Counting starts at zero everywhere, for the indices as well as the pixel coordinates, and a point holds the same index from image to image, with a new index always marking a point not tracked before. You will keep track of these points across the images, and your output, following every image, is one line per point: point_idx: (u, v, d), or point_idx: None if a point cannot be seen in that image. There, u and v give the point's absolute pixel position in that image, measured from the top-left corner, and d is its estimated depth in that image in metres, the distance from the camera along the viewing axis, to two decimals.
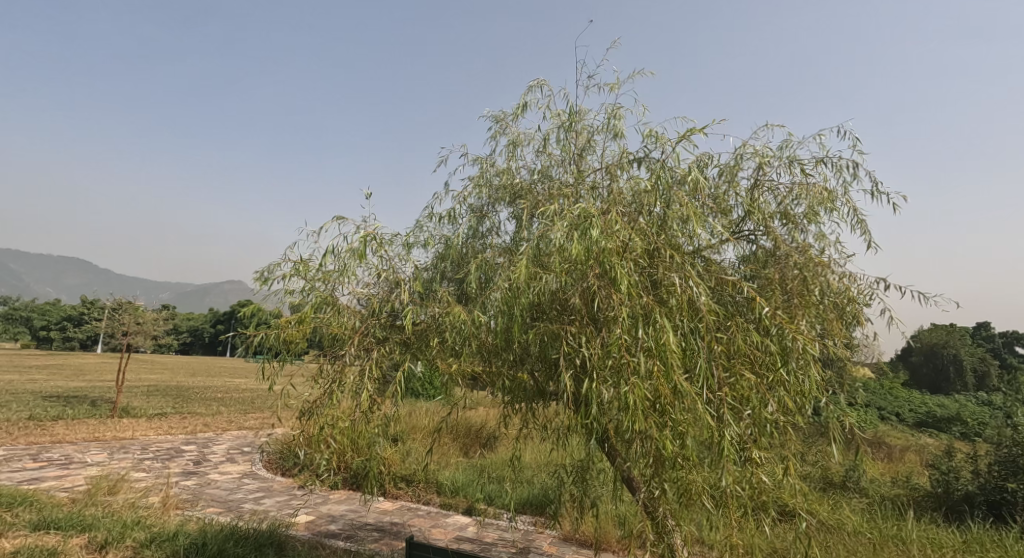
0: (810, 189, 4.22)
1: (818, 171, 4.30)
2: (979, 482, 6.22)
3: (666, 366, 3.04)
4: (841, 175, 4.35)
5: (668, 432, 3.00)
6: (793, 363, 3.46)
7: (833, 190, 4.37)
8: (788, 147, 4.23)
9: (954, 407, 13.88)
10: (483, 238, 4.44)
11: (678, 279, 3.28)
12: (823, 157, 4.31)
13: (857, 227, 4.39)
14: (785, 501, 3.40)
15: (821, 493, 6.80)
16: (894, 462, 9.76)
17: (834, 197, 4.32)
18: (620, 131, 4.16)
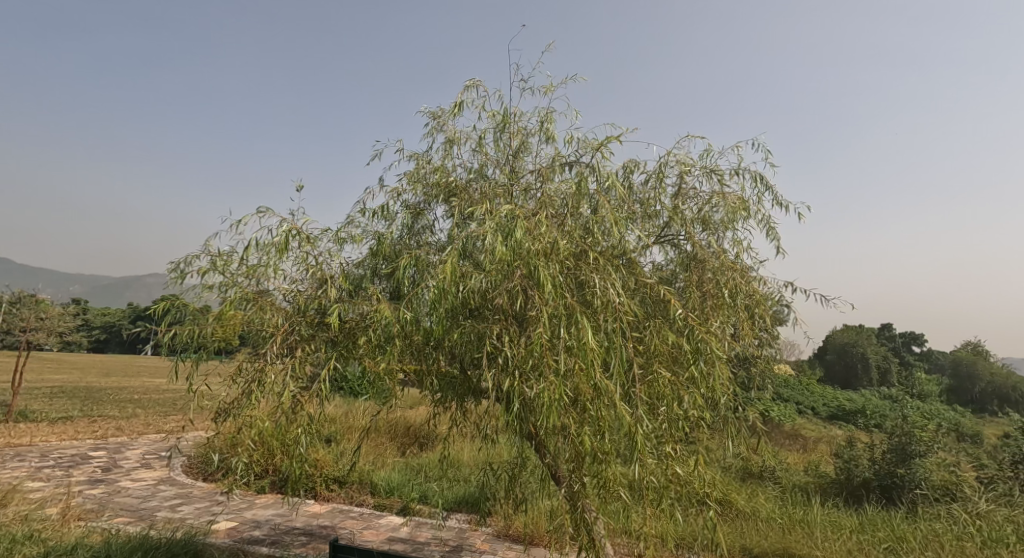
0: (727, 198, 4.42)
1: (735, 181, 4.50)
2: (874, 469, 6.83)
3: (586, 364, 3.13)
4: (754, 186, 4.62)
5: (586, 428, 3.11)
6: (705, 363, 3.56)
7: (748, 200, 4.61)
8: (708, 158, 4.44)
9: (855, 402, 15.12)
10: (419, 235, 4.26)
11: (599, 280, 3.39)
12: (740, 169, 4.56)
13: (767, 235, 4.66)
14: (703, 493, 3.55)
15: (740, 482, 7.20)
16: (807, 451, 10.52)
17: (749, 207, 4.56)
18: (551, 135, 4.24)
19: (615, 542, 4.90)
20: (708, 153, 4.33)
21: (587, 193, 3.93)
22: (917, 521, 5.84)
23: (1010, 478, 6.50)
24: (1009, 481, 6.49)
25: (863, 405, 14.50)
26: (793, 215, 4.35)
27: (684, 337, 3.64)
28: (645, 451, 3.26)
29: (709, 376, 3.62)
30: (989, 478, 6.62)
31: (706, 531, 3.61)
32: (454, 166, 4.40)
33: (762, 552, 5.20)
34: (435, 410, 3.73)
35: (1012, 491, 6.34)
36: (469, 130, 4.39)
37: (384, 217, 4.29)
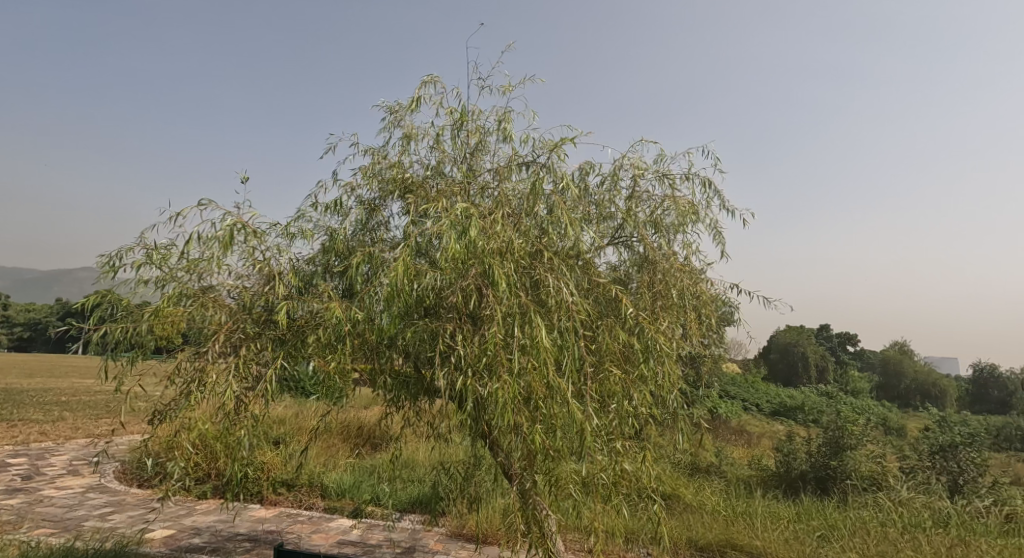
0: (678, 202, 4.49)
1: (686, 186, 4.58)
2: (810, 461, 7.07)
3: (540, 363, 3.12)
4: (704, 191, 4.71)
5: (539, 426, 3.09)
6: (655, 361, 3.60)
7: (699, 205, 4.70)
8: (661, 162, 4.50)
9: (796, 398, 15.70)
10: (374, 232, 4.15)
11: (553, 279, 3.38)
12: (692, 173, 4.64)
13: (716, 239, 4.77)
14: (652, 488, 3.59)
15: (688, 477, 7.34)
16: (751, 446, 10.84)
17: (699, 211, 4.65)
18: (509, 134, 4.21)
19: (564, 537, 4.91)
20: (661, 157, 4.39)
21: (543, 193, 3.92)
22: (848, 510, 6.09)
23: (928, 468, 6.99)
24: (928, 470, 6.98)
25: (804, 401, 15.07)
26: (740, 220, 4.45)
27: (635, 336, 3.69)
28: (595, 448, 3.30)
29: (659, 375, 3.66)
30: (910, 468, 7.09)
31: (652, 524, 3.66)
32: (410, 163, 4.31)
33: (708, 543, 5.24)
34: (388, 410, 3.65)
35: (930, 479, 6.85)
36: (426, 126, 4.31)
37: (337, 213, 4.17)
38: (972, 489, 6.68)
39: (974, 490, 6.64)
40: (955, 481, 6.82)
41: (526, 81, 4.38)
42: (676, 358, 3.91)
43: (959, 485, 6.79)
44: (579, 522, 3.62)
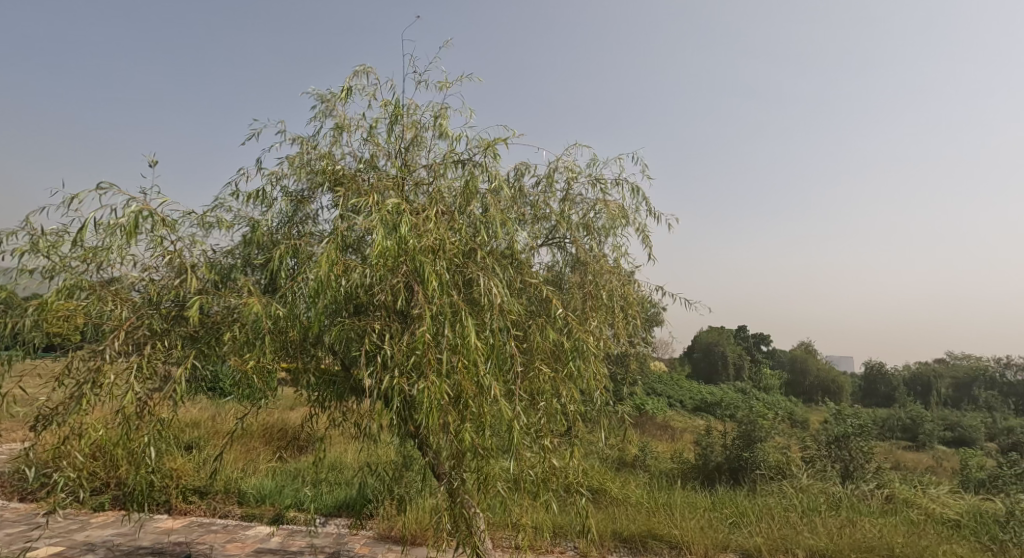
0: (609, 205, 4.53)
1: (617, 191, 4.63)
2: (725, 453, 7.40)
3: (470, 362, 3.04)
4: (633, 197, 4.78)
5: (468, 425, 3.02)
6: (583, 361, 3.61)
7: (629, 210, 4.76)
8: (594, 166, 4.52)
9: (716, 395, 16.40)
10: (301, 225, 3.93)
11: (484, 278, 3.31)
12: (623, 179, 4.69)
13: (643, 243, 4.85)
14: (577, 482, 3.62)
15: (615, 471, 7.46)
16: (675, 440, 11.19)
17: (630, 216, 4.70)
18: (446, 131, 4.10)
19: (490, 534, 4.86)
20: (594, 162, 4.40)
21: (479, 190, 3.83)
22: (758, 498, 6.37)
23: (824, 456, 7.59)
24: (824, 458, 7.56)
25: (723, 398, 15.76)
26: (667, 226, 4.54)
27: (565, 336, 3.69)
28: (521, 446, 3.31)
29: (585, 375, 3.68)
30: (809, 457, 7.64)
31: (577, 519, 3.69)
32: (342, 154, 4.11)
33: (631, 535, 5.30)
34: (311, 411, 3.48)
35: (826, 467, 7.41)
36: (359, 117, 4.13)
37: (260, 203, 3.91)
38: (862, 473, 7.30)
39: (861, 476, 7.23)
40: (846, 468, 7.43)
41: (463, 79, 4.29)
42: (602, 360, 3.94)
43: (851, 471, 7.39)
44: (505, 519, 3.59)
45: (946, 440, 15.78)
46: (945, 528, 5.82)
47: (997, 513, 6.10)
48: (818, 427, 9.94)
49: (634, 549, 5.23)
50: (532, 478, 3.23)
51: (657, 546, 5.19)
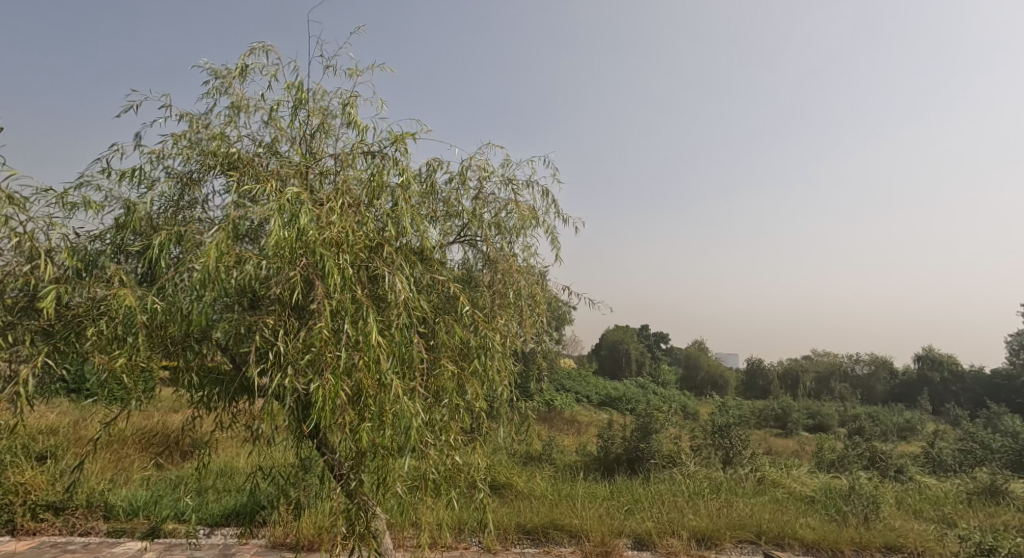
0: (521, 207, 4.49)
1: (528, 192, 4.61)
2: (624, 444, 7.64)
3: (371, 360, 2.89)
4: (543, 199, 4.78)
5: (367, 424, 2.87)
6: (488, 358, 3.56)
7: (540, 213, 4.76)
8: (507, 167, 4.47)
9: (617, 390, 17.03)
10: (187, 210, 3.57)
11: (391, 273, 3.15)
12: (535, 181, 4.67)
13: (552, 244, 4.87)
14: (476, 477, 3.58)
15: (521, 466, 7.47)
16: (579, 434, 11.46)
17: (540, 218, 4.70)
18: (356, 122, 3.87)
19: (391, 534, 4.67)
20: (507, 162, 4.34)
21: (390, 183, 3.65)
22: (651, 485, 6.61)
23: (709, 445, 8.03)
24: (710, 447, 8.04)
25: (624, 393, 16.40)
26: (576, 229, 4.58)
27: (473, 333, 3.61)
28: (423, 443, 3.19)
29: (489, 373, 3.62)
30: (697, 446, 8.09)
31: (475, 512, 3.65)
32: (239, 136, 3.74)
33: (534, 526, 5.28)
34: (195, 413, 3.16)
35: (711, 454, 7.89)
36: (259, 98, 3.78)
37: (139, 183, 3.52)
38: (741, 459, 7.83)
39: (740, 461, 7.76)
40: (728, 454, 7.92)
41: (375, 67, 4.08)
42: (507, 358, 3.91)
43: (730, 457, 7.90)
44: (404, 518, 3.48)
45: (809, 428, 17.32)
46: (802, 503, 6.33)
47: (841, 487, 6.76)
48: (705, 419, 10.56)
49: (536, 541, 5.22)
50: (432, 475, 3.14)
51: (559, 536, 5.22)
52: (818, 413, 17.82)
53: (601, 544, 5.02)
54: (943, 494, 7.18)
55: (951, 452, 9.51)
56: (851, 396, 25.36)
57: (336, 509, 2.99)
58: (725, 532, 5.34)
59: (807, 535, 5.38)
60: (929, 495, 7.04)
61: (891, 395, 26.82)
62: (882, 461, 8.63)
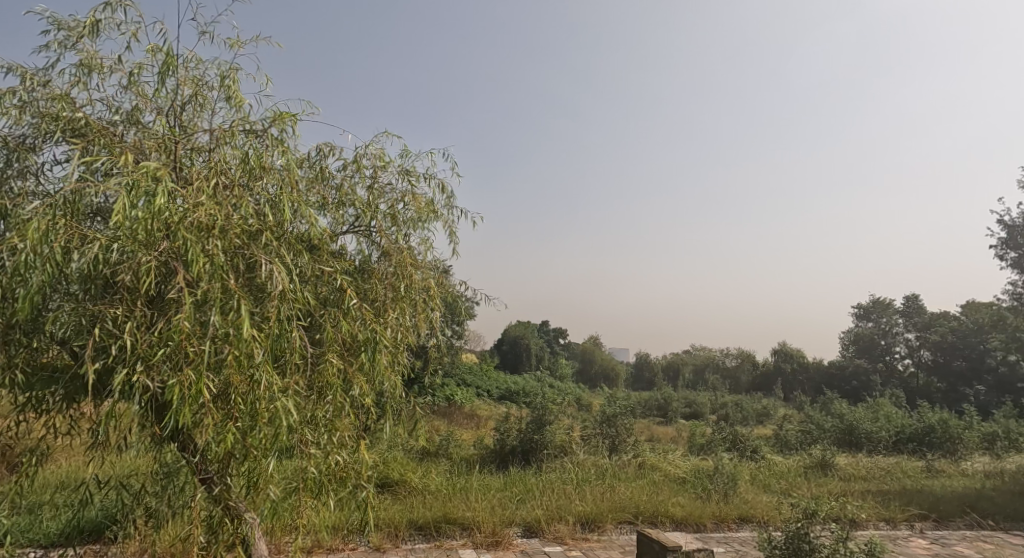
0: (418, 199, 4.26)
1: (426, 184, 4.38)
2: (519, 436, 7.65)
3: (243, 354, 2.58)
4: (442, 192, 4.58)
5: (236, 424, 2.57)
6: (376, 352, 3.34)
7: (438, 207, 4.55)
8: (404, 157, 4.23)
9: (514, 383, 17.26)
10: (15, 180, 3.02)
11: (269, 262, 2.82)
12: (433, 173, 4.46)
13: (450, 239, 4.70)
14: (360, 475, 3.32)
15: (416, 461, 7.26)
16: (477, 427, 11.45)
17: (438, 212, 4.49)
18: (237, 98, 3.01)
19: (267, 540, 4.30)
20: (402, 151, 4.11)
21: (273, 164, 3.25)
22: (543, 474, 6.67)
23: (597, 434, 8.32)
24: (599, 436, 8.29)
25: (521, 387, 16.68)
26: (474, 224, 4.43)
27: (362, 326, 3.36)
28: (303, 441, 2.94)
29: (376, 368, 3.39)
30: (587, 436, 8.30)
31: (352, 512, 3.43)
32: (88, 100, 3.17)
33: (426, 522, 5.08)
34: (22, 418, 2.69)
35: (599, 443, 8.14)
36: (114, 57, 3.11)
37: None
38: (625, 446, 8.14)
39: (625, 448, 8.07)
40: (614, 442, 8.21)
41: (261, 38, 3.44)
42: (397, 352, 3.71)
43: (617, 445, 8.19)
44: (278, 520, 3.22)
45: (686, 415, 18.43)
46: (674, 484, 6.64)
47: (708, 467, 7.19)
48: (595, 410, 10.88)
49: (428, 536, 5.01)
50: (312, 475, 2.89)
51: (450, 530, 5.06)
52: (693, 402, 18.99)
53: (491, 535, 4.97)
54: (786, 468, 7.89)
55: (795, 433, 10.48)
56: (722, 385, 27.46)
57: (196, 517, 2.67)
58: (607, 515, 5.49)
59: (677, 512, 5.64)
60: (776, 470, 7.71)
61: (753, 383, 28.81)
62: (742, 443, 9.36)
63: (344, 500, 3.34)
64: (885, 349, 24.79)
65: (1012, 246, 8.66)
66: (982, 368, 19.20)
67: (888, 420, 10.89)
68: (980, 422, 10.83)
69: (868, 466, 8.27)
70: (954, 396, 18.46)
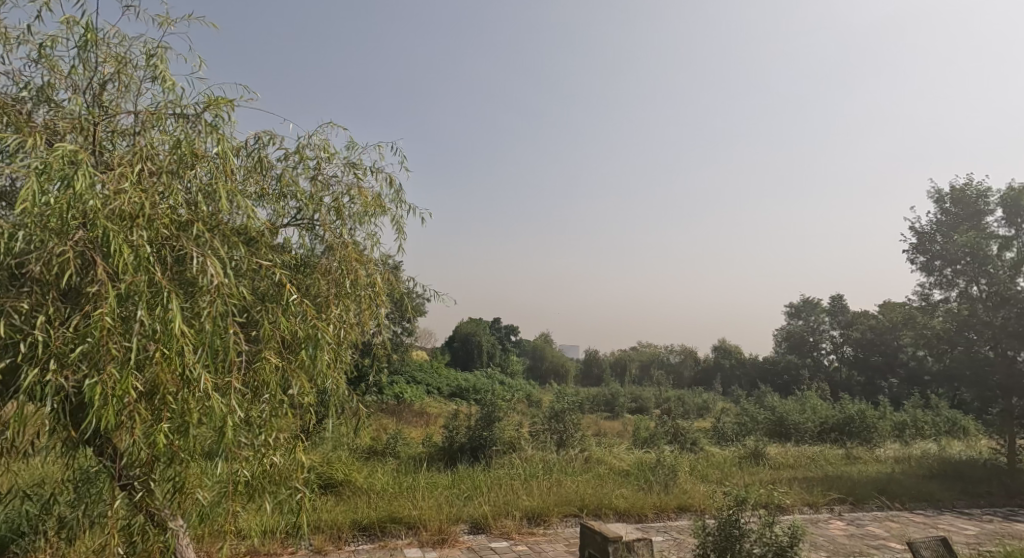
0: (365, 192, 4.14)
1: (373, 178, 4.27)
2: (468, 433, 7.60)
3: (172, 352, 2.43)
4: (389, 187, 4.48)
5: (164, 425, 2.43)
6: (314, 349, 3.22)
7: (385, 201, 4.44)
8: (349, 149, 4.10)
9: (465, 380, 17.18)
10: None
11: (201, 255, 2.66)
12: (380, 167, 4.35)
13: (397, 235, 4.60)
14: (296, 477, 3.19)
15: (362, 460, 7.10)
16: (426, 425, 11.32)
17: (384, 206, 4.37)
18: (166, 80, 2.82)
19: (199, 546, 4.09)
20: (348, 143, 3.99)
21: (206, 152, 3.07)
22: (491, 471, 6.65)
23: (545, 430, 8.38)
24: (547, 432, 8.34)
25: (472, 384, 16.62)
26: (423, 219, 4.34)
27: (301, 322, 3.24)
28: (236, 443, 2.82)
29: (316, 365, 3.27)
30: (535, 433, 8.33)
31: (288, 515, 3.29)
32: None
33: (371, 522, 4.96)
34: None
35: (547, 438, 8.19)
36: (23, 28, 2.86)
37: None
38: (572, 441, 8.22)
39: (572, 443, 8.15)
40: (562, 437, 8.28)
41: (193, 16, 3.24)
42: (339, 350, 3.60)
43: (564, 440, 8.27)
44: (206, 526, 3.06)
45: (632, 410, 18.83)
46: (618, 477, 6.75)
47: (650, 460, 7.34)
48: (544, 405, 10.95)
49: (372, 536, 4.90)
50: (245, 478, 2.76)
51: (396, 529, 4.96)
52: (639, 396, 19.41)
53: (438, 533, 4.91)
54: (722, 459, 8.16)
55: (732, 426, 10.85)
56: (665, 380, 28.19)
57: (116, 525, 2.51)
58: (553, 509, 5.52)
59: (620, 503, 5.73)
60: (713, 461, 7.96)
61: (694, 378, 29.73)
62: (683, 436, 9.62)
63: (281, 503, 3.22)
64: (813, 345, 26.11)
65: (920, 252, 9.10)
66: (896, 362, 20.46)
67: (814, 411, 11.42)
68: (892, 412, 11.55)
69: (796, 455, 8.66)
70: (872, 388, 19.61)
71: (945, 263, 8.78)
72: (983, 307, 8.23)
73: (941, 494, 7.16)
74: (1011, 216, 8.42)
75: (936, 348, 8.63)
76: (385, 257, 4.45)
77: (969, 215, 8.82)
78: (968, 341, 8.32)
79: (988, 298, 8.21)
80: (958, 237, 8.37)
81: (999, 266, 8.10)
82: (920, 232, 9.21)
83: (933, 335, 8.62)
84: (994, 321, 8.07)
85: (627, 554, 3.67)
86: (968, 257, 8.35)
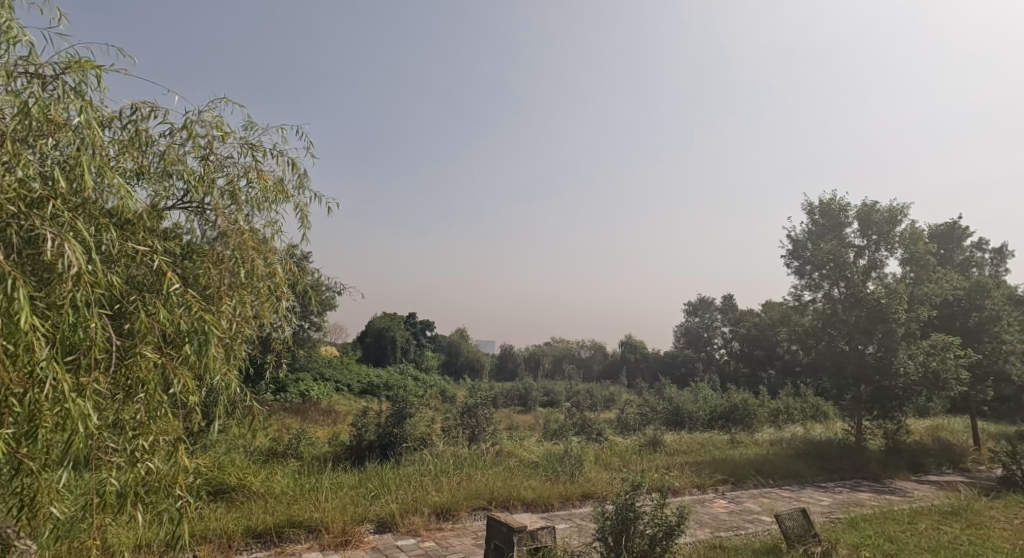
0: (264, 175, 3.82)
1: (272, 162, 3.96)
2: (378, 431, 7.36)
3: (17, 348, 2.11)
4: (292, 172, 4.17)
5: (4, 431, 2.08)
6: (199, 345, 2.88)
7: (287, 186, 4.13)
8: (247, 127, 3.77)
9: (379, 377, 16.73)
10: None
11: (57, 237, 2.29)
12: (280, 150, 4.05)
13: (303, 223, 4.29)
14: (177, 484, 2.88)
15: (261, 462, 6.68)
16: (334, 423, 10.86)
17: (286, 192, 4.07)
18: (10, 34, 2.43)
19: None
20: (245, 121, 3.66)
21: (68, 121, 2.70)
22: (402, 468, 6.46)
23: (458, 425, 8.29)
24: (459, 427, 8.24)
25: (385, 380, 16.22)
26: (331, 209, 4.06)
27: (185, 315, 2.88)
28: (101, 448, 2.49)
29: (201, 362, 2.94)
30: (448, 428, 8.21)
31: (166, 525, 2.95)
32: None
33: (267, 528, 4.64)
34: None
35: (458, 433, 8.09)
36: None
37: None
38: (484, 435, 8.18)
39: (484, 437, 8.10)
40: (474, 432, 8.23)
41: None
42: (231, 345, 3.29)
43: (476, 434, 8.22)
44: (63, 542, 2.68)
45: (544, 403, 19.12)
46: (528, 468, 6.76)
47: (558, 451, 7.45)
48: (456, 401, 10.86)
49: (268, 543, 4.58)
50: (112, 488, 2.44)
51: (294, 534, 4.68)
52: (551, 390, 19.76)
53: (341, 535, 4.69)
54: (624, 447, 8.43)
55: (634, 416, 11.26)
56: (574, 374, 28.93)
57: None
58: (462, 504, 5.45)
59: (528, 494, 5.74)
60: (616, 450, 8.20)
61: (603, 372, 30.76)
62: (590, 427, 9.86)
63: (159, 514, 2.89)
64: (707, 340, 27.82)
65: (794, 257, 9.74)
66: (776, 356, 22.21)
67: (704, 401, 12.09)
68: (769, 400, 12.48)
69: (688, 442, 9.10)
70: (753, 379, 21.16)
71: (814, 268, 9.49)
72: (841, 307, 8.99)
73: (804, 471, 7.80)
74: (864, 228, 9.22)
75: (806, 342, 9.34)
76: (286, 247, 4.13)
77: (832, 227, 9.53)
78: (830, 337, 9.02)
79: (845, 299, 9.00)
80: (823, 246, 9.12)
81: (855, 272, 9.00)
82: (794, 240, 9.90)
83: (803, 332, 9.32)
84: (849, 319, 8.84)
85: (531, 543, 3.68)
86: (830, 264, 9.13)
